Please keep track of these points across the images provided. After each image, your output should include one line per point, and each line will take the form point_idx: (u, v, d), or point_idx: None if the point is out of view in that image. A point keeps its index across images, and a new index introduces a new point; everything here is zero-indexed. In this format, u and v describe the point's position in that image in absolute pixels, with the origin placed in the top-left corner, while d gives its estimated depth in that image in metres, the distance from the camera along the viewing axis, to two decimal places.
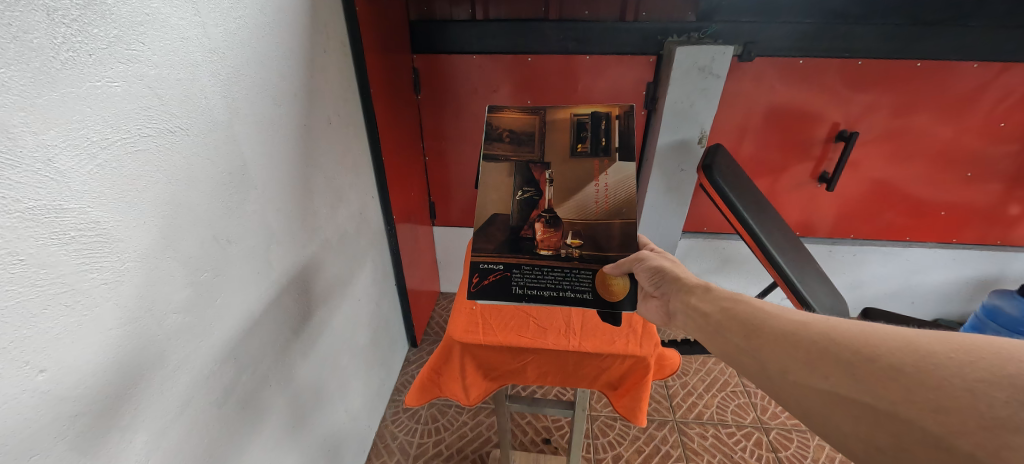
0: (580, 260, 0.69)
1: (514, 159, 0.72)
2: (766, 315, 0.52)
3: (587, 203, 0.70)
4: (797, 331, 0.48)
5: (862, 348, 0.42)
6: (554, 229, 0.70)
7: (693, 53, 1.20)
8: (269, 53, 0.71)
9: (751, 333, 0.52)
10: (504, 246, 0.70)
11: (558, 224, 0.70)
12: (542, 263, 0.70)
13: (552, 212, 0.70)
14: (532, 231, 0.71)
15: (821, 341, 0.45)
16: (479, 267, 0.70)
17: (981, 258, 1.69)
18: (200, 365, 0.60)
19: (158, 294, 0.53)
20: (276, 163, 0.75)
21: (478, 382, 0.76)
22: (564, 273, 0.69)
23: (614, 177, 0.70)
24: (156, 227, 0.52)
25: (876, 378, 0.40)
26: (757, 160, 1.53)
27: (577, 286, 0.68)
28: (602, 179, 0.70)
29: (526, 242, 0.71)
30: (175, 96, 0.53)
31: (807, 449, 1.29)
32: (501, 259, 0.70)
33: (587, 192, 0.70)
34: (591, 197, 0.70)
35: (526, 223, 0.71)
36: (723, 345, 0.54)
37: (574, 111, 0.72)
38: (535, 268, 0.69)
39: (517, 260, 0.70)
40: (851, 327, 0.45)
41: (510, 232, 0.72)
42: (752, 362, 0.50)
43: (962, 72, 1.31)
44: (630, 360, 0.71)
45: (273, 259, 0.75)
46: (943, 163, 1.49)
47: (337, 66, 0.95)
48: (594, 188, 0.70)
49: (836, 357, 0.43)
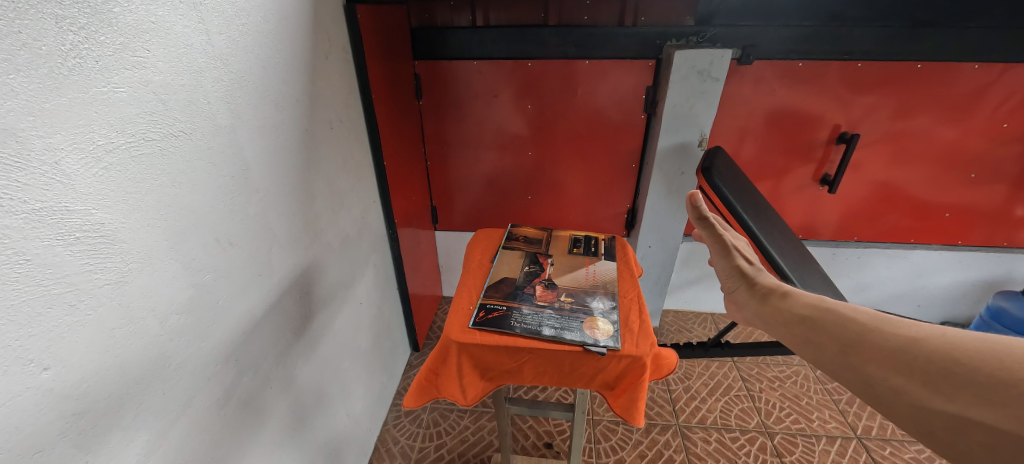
0: (571, 309, 0.75)
1: (524, 249, 0.94)
2: (866, 328, 0.50)
3: (579, 278, 0.84)
4: (911, 349, 0.44)
5: (992, 368, 0.38)
6: (551, 291, 0.80)
7: (692, 57, 1.21)
8: (271, 59, 0.72)
9: (846, 345, 0.50)
10: (509, 294, 0.78)
11: (554, 287, 0.81)
12: (538, 309, 0.75)
13: (550, 280, 0.83)
14: (532, 289, 0.80)
15: (937, 358, 0.42)
16: (485, 306, 0.75)
17: (986, 260, 1.68)
18: (201, 367, 0.60)
19: (160, 295, 0.53)
20: (278, 166, 0.75)
21: (475, 383, 0.74)
22: (557, 317, 0.73)
23: (601, 268, 0.88)
24: (160, 229, 0.53)
25: (1014, 401, 0.36)
26: (758, 163, 1.53)
27: (568, 325, 0.71)
28: (592, 267, 0.88)
29: (526, 295, 0.79)
30: (178, 100, 0.54)
31: (813, 454, 1.27)
32: (506, 302, 0.76)
33: (579, 272, 0.86)
34: (582, 275, 0.86)
35: (528, 283, 0.82)
36: (816, 355, 0.53)
37: (574, 232, 1.02)
38: (533, 312, 0.74)
39: (519, 304, 0.76)
40: (978, 343, 0.40)
41: (514, 287, 0.81)
42: (849, 373, 0.48)
43: (962, 73, 1.30)
44: (626, 360, 0.68)
45: (275, 261, 0.76)
46: (947, 165, 1.48)
47: (339, 71, 0.97)
48: (584, 271, 0.87)
49: (957, 376, 0.40)
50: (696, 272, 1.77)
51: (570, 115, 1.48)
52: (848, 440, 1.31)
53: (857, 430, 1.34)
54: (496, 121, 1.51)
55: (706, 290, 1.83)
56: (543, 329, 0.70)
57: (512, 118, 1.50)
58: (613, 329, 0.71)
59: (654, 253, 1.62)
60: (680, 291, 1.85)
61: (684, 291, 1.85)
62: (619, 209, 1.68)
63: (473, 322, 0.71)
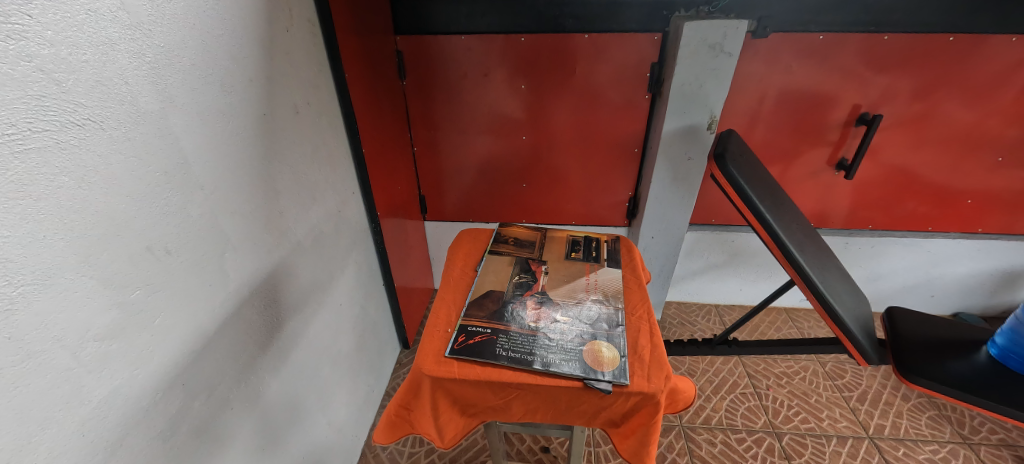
0: (567, 330, 0.66)
1: (514, 254, 0.85)
2: None
3: (578, 289, 0.76)
4: None
5: None
6: (545, 307, 0.71)
7: (703, 29, 1.09)
8: (212, 29, 0.60)
9: None
10: (495, 314, 0.69)
11: (547, 303, 0.72)
12: (526, 332, 0.65)
13: (544, 293, 0.74)
14: (523, 305, 0.71)
15: None
16: (466, 329, 0.66)
17: (1006, 248, 1.60)
18: (137, 397, 0.52)
19: (70, 321, 0.44)
20: (229, 158, 0.65)
21: (454, 419, 0.65)
22: (551, 344, 0.64)
23: (603, 277, 0.79)
24: (64, 241, 0.43)
25: None
26: (770, 148, 1.43)
27: (561, 354, 0.62)
28: (592, 276, 0.79)
29: (515, 313, 0.70)
30: (81, 81, 0.43)
31: (823, 456, 1.22)
32: (489, 324, 0.67)
33: (578, 282, 0.78)
34: (581, 286, 0.77)
35: (519, 297, 0.73)
36: None
37: (571, 234, 0.93)
38: (521, 336, 0.65)
39: (506, 326, 0.66)
40: None
41: (502, 303, 0.72)
42: None
43: (998, 48, 1.19)
44: (635, 397, 0.59)
45: (229, 268, 0.66)
46: (973, 148, 1.38)
47: (304, 47, 0.85)
48: (584, 281, 0.78)
49: None
50: (700, 263, 1.69)
51: (568, 97, 1.36)
52: (860, 441, 1.26)
53: (869, 430, 1.30)
54: (488, 103, 1.40)
55: (710, 282, 1.76)
56: (535, 360, 0.60)
57: (506, 98, 1.38)
58: (619, 358, 0.61)
59: (657, 244, 1.53)
60: (683, 283, 1.77)
61: (688, 282, 1.77)
62: (620, 197, 1.59)
63: (450, 349, 0.62)
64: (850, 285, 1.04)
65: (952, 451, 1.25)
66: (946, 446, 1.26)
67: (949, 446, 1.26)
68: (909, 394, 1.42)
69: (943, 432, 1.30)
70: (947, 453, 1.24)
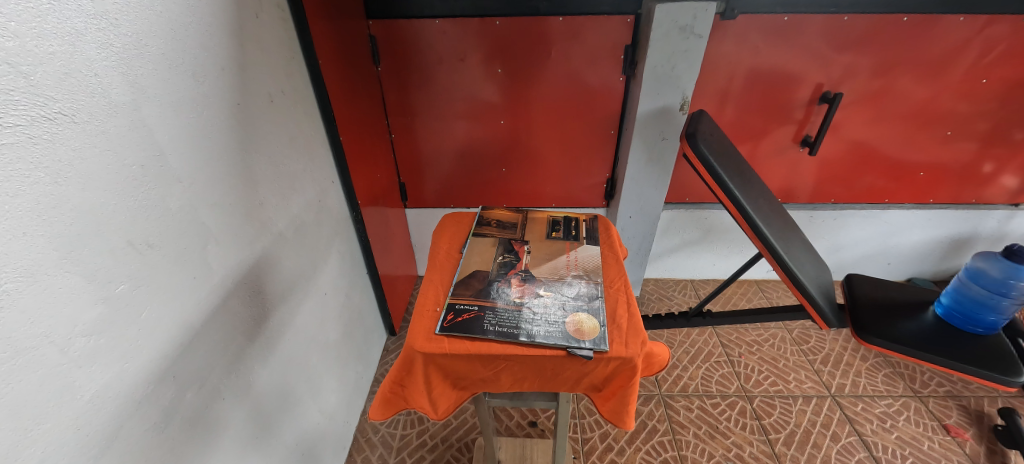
0: (549, 304, 0.70)
1: (497, 236, 0.87)
2: None
3: (559, 266, 0.79)
4: None
5: None
6: (529, 284, 0.74)
7: (675, 11, 1.11)
8: (180, 17, 0.59)
9: None
10: (481, 293, 0.71)
11: (531, 280, 0.75)
12: (512, 307, 0.69)
13: (528, 271, 0.77)
14: (507, 283, 0.74)
15: None
16: (455, 307, 0.68)
17: (955, 216, 1.73)
18: (128, 389, 0.52)
19: (56, 317, 0.44)
20: (206, 149, 0.64)
21: (447, 393, 0.68)
22: (536, 317, 0.67)
23: (583, 254, 0.83)
24: (43, 238, 0.42)
25: None
26: (740, 126, 1.48)
27: (544, 326, 0.65)
28: (572, 253, 0.82)
29: (500, 290, 0.73)
30: (50, 74, 0.42)
31: (791, 415, 1.32)
32: (477, 301, 0.69)
33: (560, 260, 0.81)
34: (562, 263, 0.80)
35: (503, 276, 0.76)
36: None
37: (550, 215, 0.95)
38: (508, 311, 0.68)
39: (493, 303, 0.69)
40: None
41: (487, 282, 0.74)
42: None
43: (948, 27, 1.26)
44: (614, 362, 0.63)
45: (212, 261, 0.66)
46: (925, 124, 1.47)
47: (274, 33, 0.83)
48: (565, 259, 0.81)
49: None
50: (676, 240, 1.76)
51: (545, 79, 1.37)
52: (824, 399, 1.37)
53: (831, 388, 1.41)
54: (465, 87, 1.39)
55: (686, 258, 1.83)
56: (522, 333, 0.63)
57: (482, 82, 1.38)
58: (599, 327, 0.65)
59: (635, 223, 1.58)
60: (660, 260, 1.84)
61: (664, 260, 1.84)
62: (598, 179, 1.62)
63: (440, 327, 0.64)
64: (812, 256, 1.11)
65: (904, 403, 1.37)
66: (899, 400, 1.38)
67: (902, 400, 1.38)
68: (867, 354, 1.53)
69: (897, 387, 1.42)
70: (900, 406, 1.36)
